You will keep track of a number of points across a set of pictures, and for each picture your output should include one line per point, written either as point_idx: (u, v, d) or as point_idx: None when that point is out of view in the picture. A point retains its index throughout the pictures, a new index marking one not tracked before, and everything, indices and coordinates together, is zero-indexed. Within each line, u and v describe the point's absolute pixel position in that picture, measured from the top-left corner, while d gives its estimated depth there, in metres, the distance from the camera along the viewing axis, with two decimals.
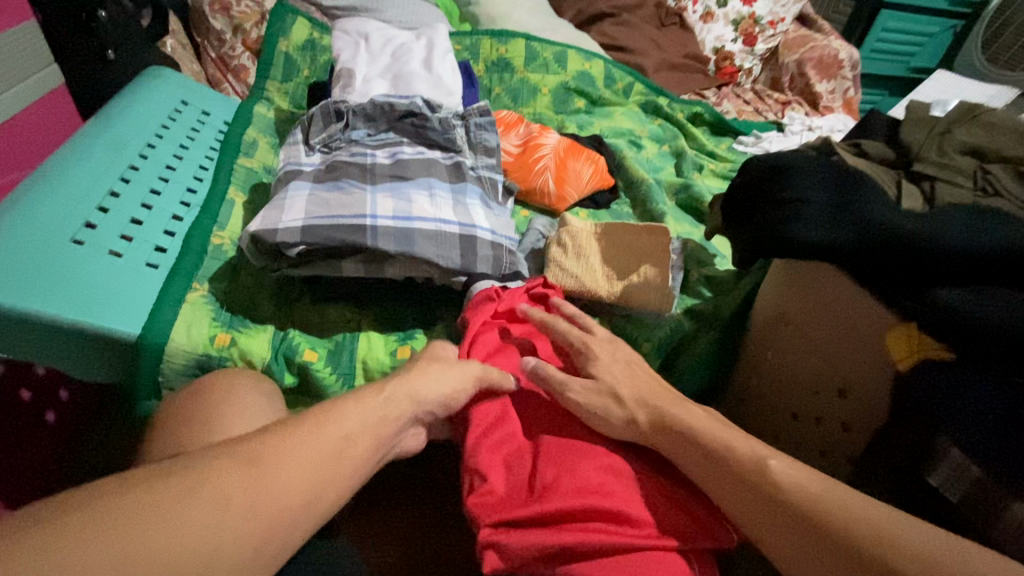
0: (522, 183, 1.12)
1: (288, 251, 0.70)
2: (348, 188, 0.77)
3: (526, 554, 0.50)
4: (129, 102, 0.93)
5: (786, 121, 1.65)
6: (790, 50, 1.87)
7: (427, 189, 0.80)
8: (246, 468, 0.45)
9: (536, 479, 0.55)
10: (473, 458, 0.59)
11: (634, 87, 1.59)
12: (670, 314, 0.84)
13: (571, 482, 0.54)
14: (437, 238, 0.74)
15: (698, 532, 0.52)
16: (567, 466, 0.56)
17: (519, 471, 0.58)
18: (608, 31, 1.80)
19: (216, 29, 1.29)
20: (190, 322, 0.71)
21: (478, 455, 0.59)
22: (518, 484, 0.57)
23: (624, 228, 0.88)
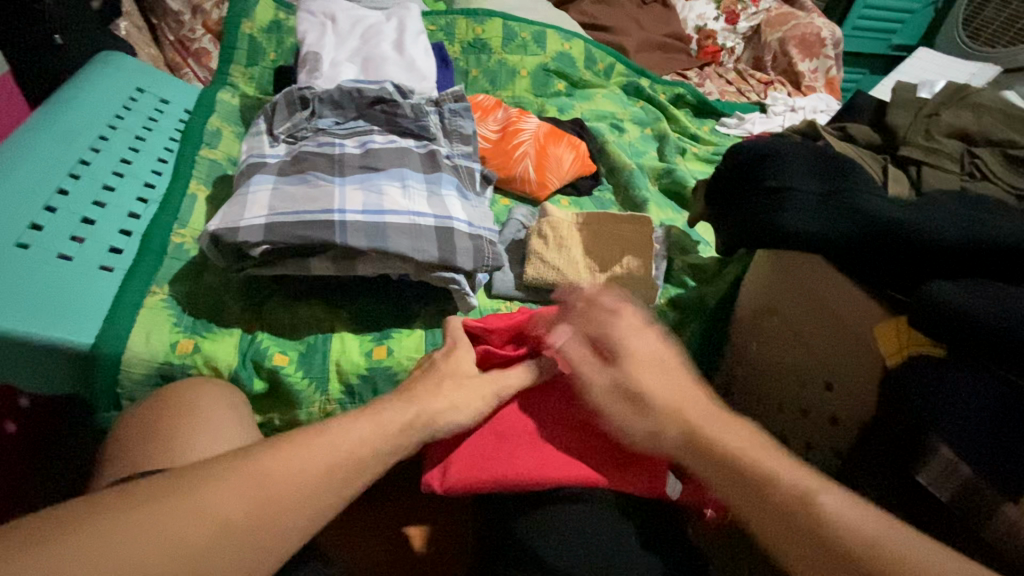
0: (501, 171, 1.09)
1: (251, 251, 0.65)
2: (315, 181, 0.72)
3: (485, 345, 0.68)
4: (78, 92, 0.87)
5: (769, 101, 1.64)
6: (772, 28, 1.85)
7: (399, 180, 0.76)
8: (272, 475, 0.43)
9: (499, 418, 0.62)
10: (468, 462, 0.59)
11: (615, 68, 1.56)
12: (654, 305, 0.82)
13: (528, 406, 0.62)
14: (412, 232, 0.70)
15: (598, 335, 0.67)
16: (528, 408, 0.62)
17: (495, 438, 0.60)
18: (588, 9, 1.74)
19: (173, 11, 1.22)
20: (149, 328, 0.67)
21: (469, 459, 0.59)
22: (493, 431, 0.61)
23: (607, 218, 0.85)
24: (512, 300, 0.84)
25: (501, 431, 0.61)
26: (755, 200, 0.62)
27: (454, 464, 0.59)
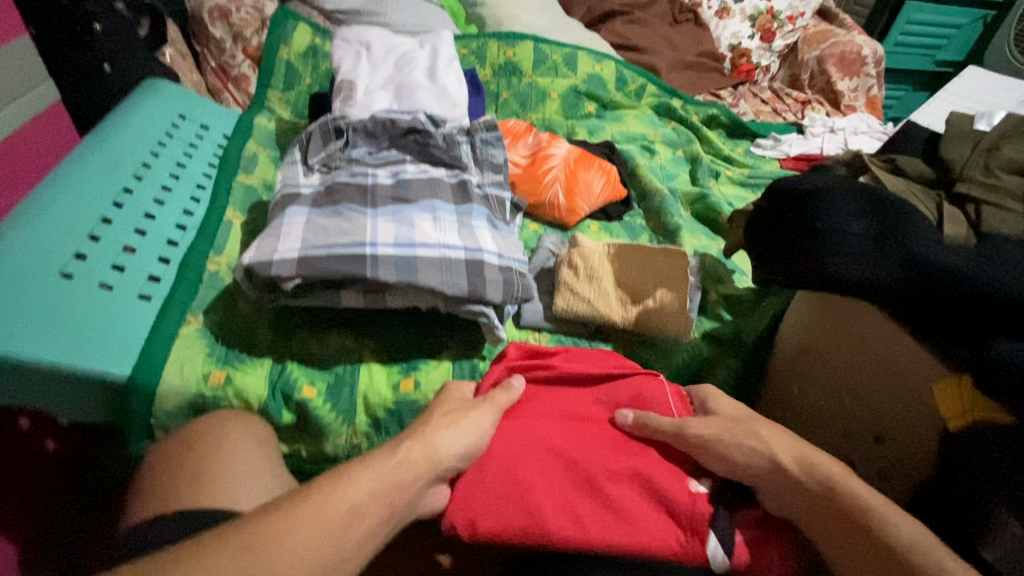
0: (531, 197, 1.08)
1: (284, 285, 0.65)
2: (348, 213, 0.73)
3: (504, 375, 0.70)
4: (124, 120, 0.90)
5: (807, 121, 1.59)
6: (809, 46, 1.83)
7: (430, 212, 0.76)
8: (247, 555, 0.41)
9: (520, 446, 0.60)
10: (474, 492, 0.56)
11: (646, 88, 1.55)
12: (688, 339, 0.80)
13: (551, 443, 0.60)
14: (442, 265, 0.70)
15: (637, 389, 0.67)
16: (552, 445, 0.60)
17: (513, 469, 0.57)
18: (619, 30, 1.71)
19: (215, 37, 1.26)
20: (183, 360, 0.68)
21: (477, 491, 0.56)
22: (512, 464, 0.58)
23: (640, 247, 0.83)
24: (540, 331, 0.83)
25: (519, 461, 0.58)
26: (800, 238, 0.60)
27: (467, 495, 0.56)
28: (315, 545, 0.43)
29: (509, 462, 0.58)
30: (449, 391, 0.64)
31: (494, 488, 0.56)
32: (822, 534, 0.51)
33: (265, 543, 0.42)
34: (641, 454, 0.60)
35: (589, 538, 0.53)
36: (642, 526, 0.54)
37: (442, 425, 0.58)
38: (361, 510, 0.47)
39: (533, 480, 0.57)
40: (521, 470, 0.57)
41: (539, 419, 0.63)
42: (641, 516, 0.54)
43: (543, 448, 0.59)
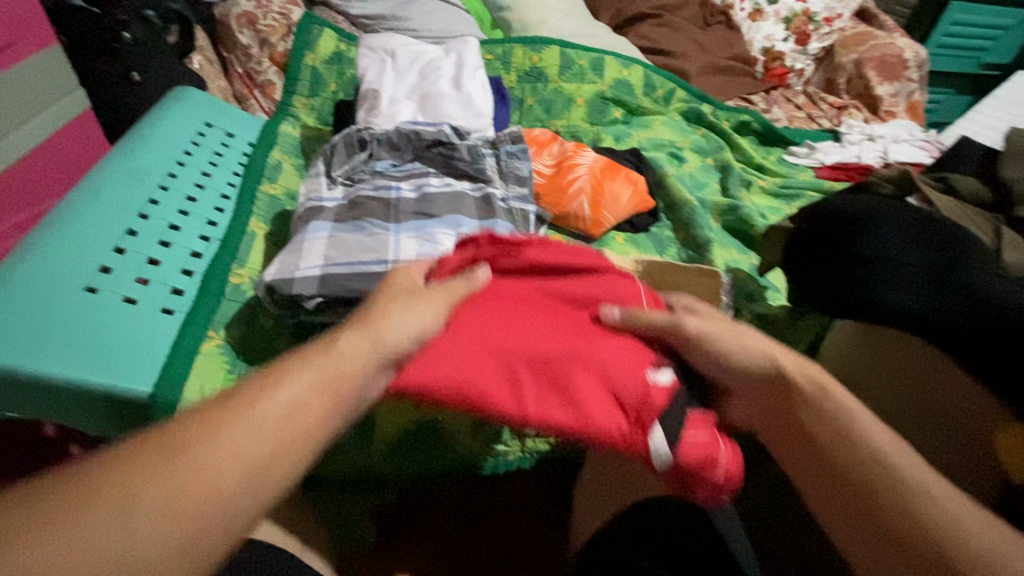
0: (556, 208, 1.05)
1: (305, 304, 0.64)
2: (370, 229, 0.72)
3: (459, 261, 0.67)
4: (151, 130, 0.91)
5: (844, 129, 1.53)
6: (846, 49, 1.76)
7: (454, 228, 0.74)
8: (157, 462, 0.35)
9: (471, 331, 0.59)
10: (424, 364, 0.54)
11: (675, 94, 1.50)
12: None
13: (506, 335, 0.60)
14: None
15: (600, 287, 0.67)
16: (508, 334, 0.60)
17: (465, 352, 0.57)
18: (647, 32, 1.68)
19: (242, 44, 1.26)
20: (203, 376, 0.68)
21: (427, 363, 0.54)
22: (466, 345, 0.58)
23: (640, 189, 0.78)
24: None
25: (471, 345, 0.58)
26: (843, 264, 0.57)
27: (416, 367, 0.54)
28: (249, 445, 0.37)
29: (460, 343, 0.58)
30: (398, 275, 0.57)
31: (446, 365, 0.55)
32: (805, 478, 0.50)
33: (194, 450, 0.36)
34: (609, 344, 0.60)
35: (548, 420, 0.54)
36: (601, 412, 0.54)
37: (394, 308, 0.51)
38: (304, 404, 0.41)
39: (490, 366, 0.56)
40: (475, 350, 0.57)
41: (490, 310, 0.63)
42: (601, 402, 0.55)
43: (499, 338, 0.59)
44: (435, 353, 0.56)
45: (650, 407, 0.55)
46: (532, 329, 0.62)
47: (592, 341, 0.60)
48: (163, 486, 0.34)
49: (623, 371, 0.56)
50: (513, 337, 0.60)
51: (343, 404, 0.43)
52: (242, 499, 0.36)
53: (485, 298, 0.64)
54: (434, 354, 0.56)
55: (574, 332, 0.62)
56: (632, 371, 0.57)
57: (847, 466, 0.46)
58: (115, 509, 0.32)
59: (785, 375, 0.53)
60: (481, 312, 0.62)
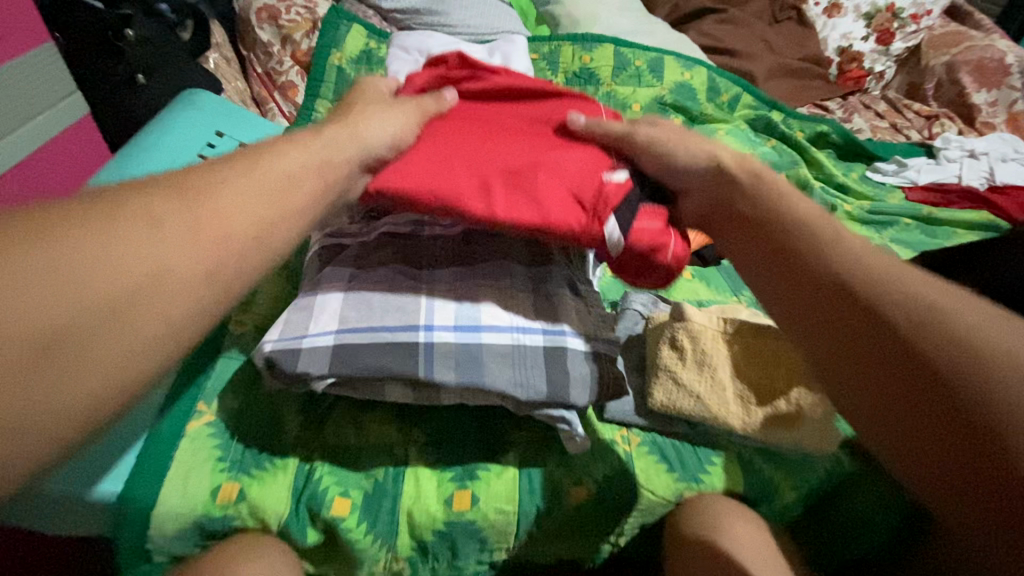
0: None
1: (315, 386, 0.50)
2: (398, 280, 0.58)
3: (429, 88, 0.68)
4: (148, 145, 0.80)
5: (938, 143, 1.33)
6: (937, 50, 1.56)
7: (501, 279, 0.60)
8: (179, 198, 0.37)
9: (440, 134, 0.60)
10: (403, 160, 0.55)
11: (741, 99, 1.32)
12: (826, 452, 0.62)
13: (473, 142, 0.60)
14: (514, 357, 0.54)
15: (560, 109, 0.68)
16: (473, 142, 0.61)
17: (436, 150, 0.57)
18: (710, 30, 1.49)
19: (263, 41, 1.14)
20: (189, 468, 0.54)
21: (407, 159, 0.55)
22: (437, 146, 0.58)
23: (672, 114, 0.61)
24: (629, 428, 0.65)
25: (441, 145, 0.58)
26: None
27: (397, 169, 0.54)
28: (258, 199, 0.40)
29: (433, 147, 0.58)
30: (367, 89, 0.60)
31: (420, 160, 0.56)
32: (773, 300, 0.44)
33: (205, 197, 0.38)
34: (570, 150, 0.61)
35: (516, 215, 0.54)
36: (562, 208, 0.55)
37: (371, 111, 0.55)
38: (298, 179, 0.43)
39: (460, 172, 0.56)
40: (445, 148, 0.58)
41: (457, 120, 0.64)
42: (562, 197, 0.56)
43: (467, 145, 0.60)
44: (412, 154, 0.56)
45: (610, 200, 0.56)
46: (496, 136, 0.62)
47: (552, 146, 0.61)
48: (180, 219, 0.36)
49: (590, 170, 0.58)
50: (479, 147, 0.60)
51: (334, 185, 0.46)
52: (256, 247, 0.38)
53: (456, 115, 0.65)
54: (413, 149, 0.57)
55: (542, 143, 0.62)
56: (595, 175, 0.57)
57: (831, 292, 0.40)
58: (140, 230, 0.34)
59: (728, 173, 0.53)
60: (450, 122, 0.63)
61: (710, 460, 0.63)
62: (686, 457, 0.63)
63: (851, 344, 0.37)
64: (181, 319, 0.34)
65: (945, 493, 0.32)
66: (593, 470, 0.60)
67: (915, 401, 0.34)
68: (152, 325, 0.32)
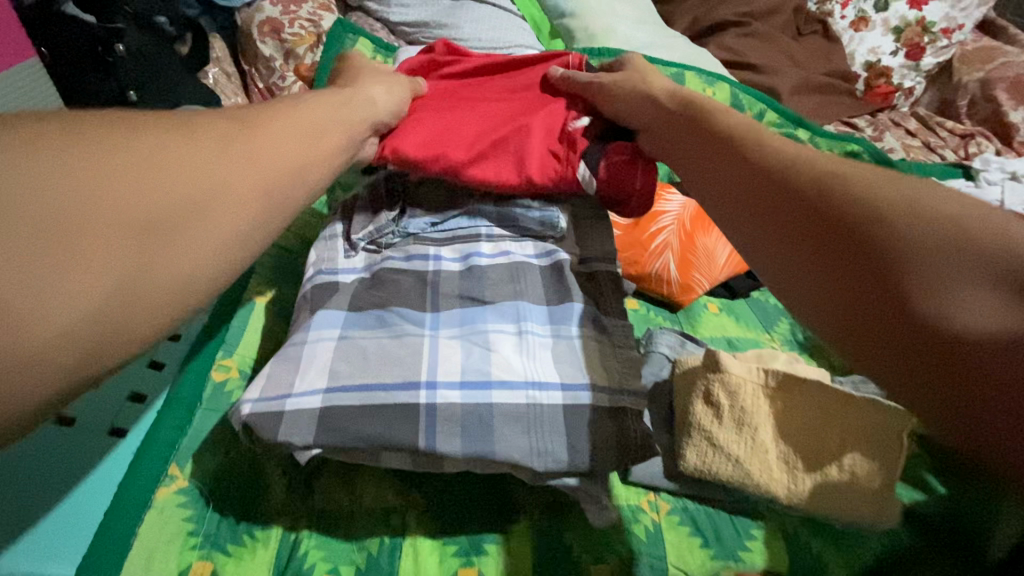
0: (633, 267, 0.80)
1: (299, 456, 0.45)
2: (398, 328, 0.51)
3: (427, 65, 0.76)
4: None
5: (977, 164, 1.25)
6: (969, 66, 1.50)
7: (514, 323, 0.53)
8: (235, 123, 0.42)
9: (435, 105, 0.68)
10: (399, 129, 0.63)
11: (767, 115, 1.24)
12: (885, 526, 0.54)
13: (462, 107, 0.67)
14: (528, 421, 0.47)
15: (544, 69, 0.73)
16: (462, 107, 0.67)
17: (429, 118, 0.65)
18: (732, 44, 1.42)
19: (265, 55, 1.09)
20: (152, 546, 0.48)
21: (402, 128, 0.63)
22: (431, 113, 0.65)
23: (696, 125, 0.51)
24: (657, 492, 0.58)
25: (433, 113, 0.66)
26: None
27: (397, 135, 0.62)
28: (303, 140, 0.46)
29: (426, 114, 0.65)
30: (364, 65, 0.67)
31: (414, 128, 0.63)
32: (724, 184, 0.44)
33: (259, 130, 0.43)
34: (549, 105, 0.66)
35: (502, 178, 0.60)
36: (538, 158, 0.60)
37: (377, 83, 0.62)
38: (326, 131, 0.49)
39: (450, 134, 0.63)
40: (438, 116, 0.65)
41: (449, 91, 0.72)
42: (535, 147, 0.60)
43: (456, 110, 0.66)
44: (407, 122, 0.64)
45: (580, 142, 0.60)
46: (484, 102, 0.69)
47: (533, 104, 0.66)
48: (236, 142, 0.40)
49: (557, 124, 0.63)
50: (468, 112, 0.66)
51: (352, 135, 0.53)
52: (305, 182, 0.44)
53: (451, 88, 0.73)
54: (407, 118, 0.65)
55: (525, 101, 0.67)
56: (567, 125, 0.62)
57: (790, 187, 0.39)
58: (212, 141, 0.38)
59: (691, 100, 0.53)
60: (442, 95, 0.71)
61: (750, 532, 0.56)
62: (721, 528, 0.56)
63: (767, 215, 0.39)
64: (230, 240, 0.36)
65: (853, 330, 0.33)
66: (617, 545, 0.53)
67: (819, 250, 0.35)
68: (200, 248, 0.34)
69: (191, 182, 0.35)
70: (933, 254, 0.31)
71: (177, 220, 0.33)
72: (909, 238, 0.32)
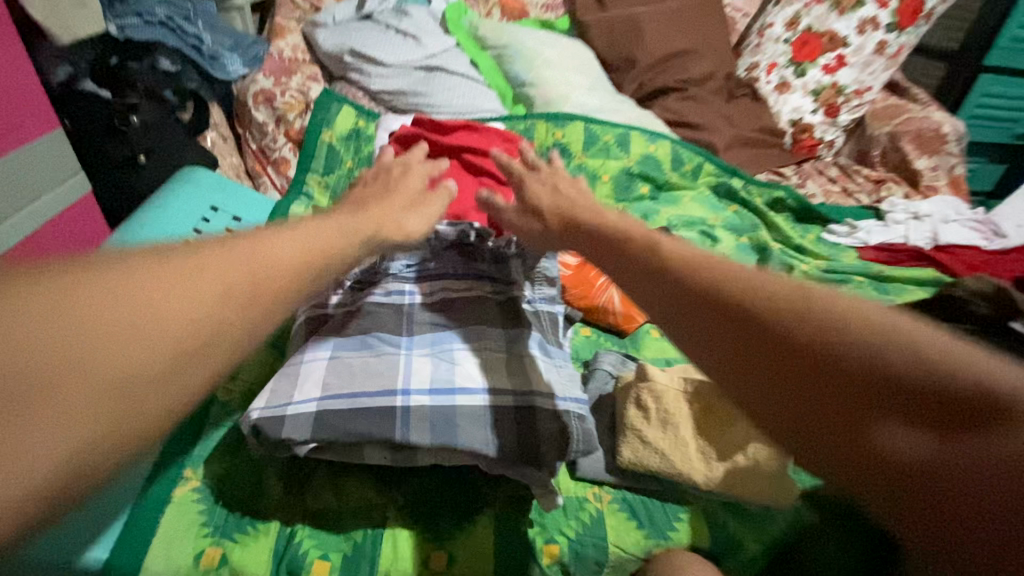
0: (582, 301, 0.93)
1: (296, 450, 0.54)
2: (379, 349, 0.63)
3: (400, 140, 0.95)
4: (155, 219, 0.88)
5: (886, 206, 1.44)
6: (880, 122, 1.70)
7: (475, 343, 0.65)
8: (251, 242, 0.39)
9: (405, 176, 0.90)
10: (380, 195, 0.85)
11: (704, 167, 1.42)
12: (788, 505, 0.65)
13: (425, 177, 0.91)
14: (488, 420, 0.58)
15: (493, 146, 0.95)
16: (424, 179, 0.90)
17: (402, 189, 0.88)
18: (673, 106, 1.63)
19: (258, 121, 1.22)
20: (172, 536, 0.56)
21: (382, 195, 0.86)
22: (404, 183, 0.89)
23: None
24: (601, 486, 0.68)
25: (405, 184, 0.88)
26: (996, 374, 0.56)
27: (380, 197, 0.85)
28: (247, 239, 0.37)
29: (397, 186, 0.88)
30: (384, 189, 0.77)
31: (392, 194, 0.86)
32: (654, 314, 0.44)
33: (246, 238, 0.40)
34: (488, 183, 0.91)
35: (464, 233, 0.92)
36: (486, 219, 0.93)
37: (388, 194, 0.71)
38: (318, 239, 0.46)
39: None
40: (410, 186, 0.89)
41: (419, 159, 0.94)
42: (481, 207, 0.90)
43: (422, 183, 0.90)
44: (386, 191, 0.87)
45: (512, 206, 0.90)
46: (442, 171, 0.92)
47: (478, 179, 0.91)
48: (242, 252, 0.38)
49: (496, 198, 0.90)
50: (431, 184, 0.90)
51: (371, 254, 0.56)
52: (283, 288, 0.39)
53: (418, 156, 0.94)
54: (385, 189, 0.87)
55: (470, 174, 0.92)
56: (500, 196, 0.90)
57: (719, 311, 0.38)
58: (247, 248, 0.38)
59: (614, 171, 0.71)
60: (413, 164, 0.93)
61: (678, 516, 0.66)
62: (655, 513, 0.66)
63: (725, 330, 0.37)
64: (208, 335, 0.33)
65: (858, 462, 0.30)
66: (567, 529, 0.63)
67: (775, 357, 0.34)
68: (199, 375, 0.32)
69: (176, 318, 0.32)
70: (910, 372, 0.30)
71: (186, 354, 0.32)
72: (885, 356, 0.31)
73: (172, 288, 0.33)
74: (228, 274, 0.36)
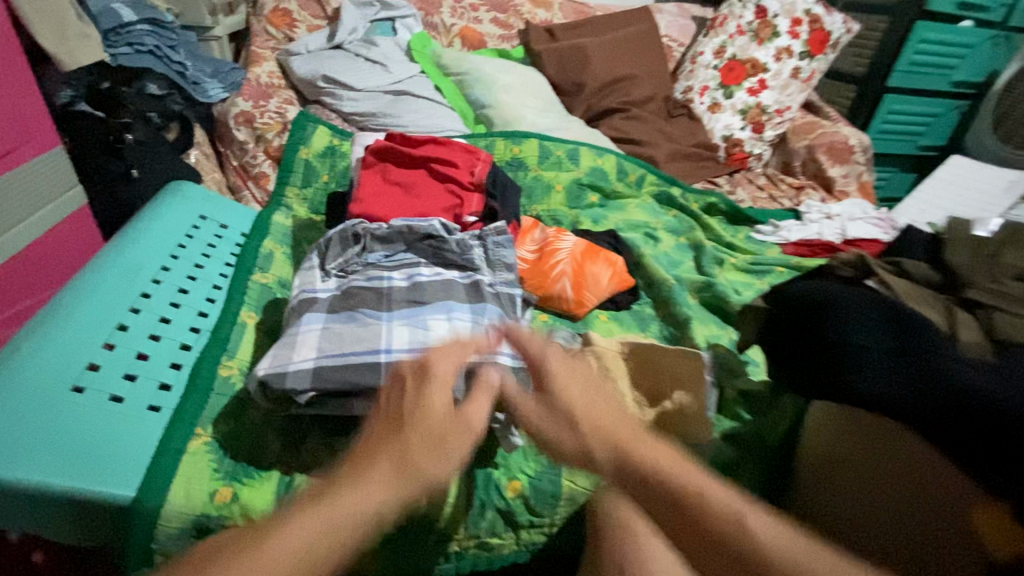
0: (539, 290, 1.08)
1: (298, 398, 0.66)
2: (364, 320, 0.74)
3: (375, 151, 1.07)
4: (151, 223, 0.97)
5: (804, 208, 1.64)
6: (799, 136, 1.93)
7: (445, 313, 0.77)
8: (392, 472, 0.46)
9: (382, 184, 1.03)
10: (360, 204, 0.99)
11: (646, 178, 1.60)
12: (709, 442, 0.78)
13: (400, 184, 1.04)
14: (457, 371, 0.69)
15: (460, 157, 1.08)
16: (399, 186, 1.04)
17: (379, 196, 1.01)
18: (618, 125, 1.81)
19: (239, 140, 1.33)
20: (190, 478, 0.66)
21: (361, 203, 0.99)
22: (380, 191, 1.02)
23: None
24: None
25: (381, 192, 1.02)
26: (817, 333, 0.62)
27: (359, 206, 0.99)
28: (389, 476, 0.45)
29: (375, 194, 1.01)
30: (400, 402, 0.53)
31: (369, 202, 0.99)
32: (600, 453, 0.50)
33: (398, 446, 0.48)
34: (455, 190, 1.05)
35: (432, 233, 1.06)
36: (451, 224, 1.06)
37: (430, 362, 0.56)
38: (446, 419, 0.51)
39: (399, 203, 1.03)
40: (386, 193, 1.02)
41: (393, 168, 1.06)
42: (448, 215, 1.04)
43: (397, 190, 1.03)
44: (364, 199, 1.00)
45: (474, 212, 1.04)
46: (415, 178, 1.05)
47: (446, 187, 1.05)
48: (374, 473, 0.45)
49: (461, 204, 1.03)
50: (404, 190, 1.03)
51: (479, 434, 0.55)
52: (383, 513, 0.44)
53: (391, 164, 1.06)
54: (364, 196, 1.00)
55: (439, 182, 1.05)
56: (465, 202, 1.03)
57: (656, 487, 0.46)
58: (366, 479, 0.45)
59: None
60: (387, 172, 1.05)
61: None
62: None
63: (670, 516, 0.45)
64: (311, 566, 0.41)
65: None
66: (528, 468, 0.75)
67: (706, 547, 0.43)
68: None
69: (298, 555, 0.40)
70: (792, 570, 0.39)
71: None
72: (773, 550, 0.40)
73: (289, 537, 0.41)
74: (358, 503, 0.44)
